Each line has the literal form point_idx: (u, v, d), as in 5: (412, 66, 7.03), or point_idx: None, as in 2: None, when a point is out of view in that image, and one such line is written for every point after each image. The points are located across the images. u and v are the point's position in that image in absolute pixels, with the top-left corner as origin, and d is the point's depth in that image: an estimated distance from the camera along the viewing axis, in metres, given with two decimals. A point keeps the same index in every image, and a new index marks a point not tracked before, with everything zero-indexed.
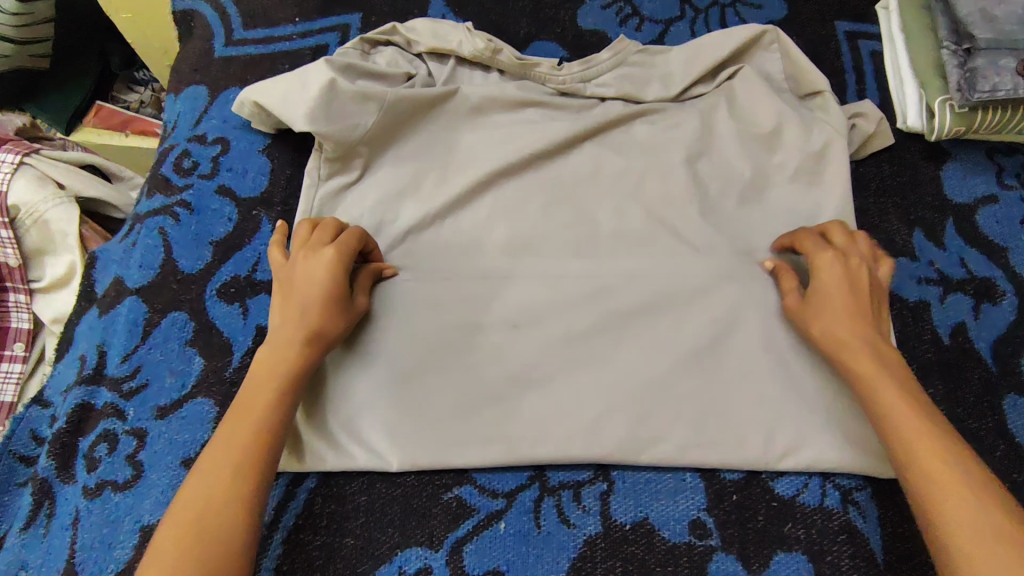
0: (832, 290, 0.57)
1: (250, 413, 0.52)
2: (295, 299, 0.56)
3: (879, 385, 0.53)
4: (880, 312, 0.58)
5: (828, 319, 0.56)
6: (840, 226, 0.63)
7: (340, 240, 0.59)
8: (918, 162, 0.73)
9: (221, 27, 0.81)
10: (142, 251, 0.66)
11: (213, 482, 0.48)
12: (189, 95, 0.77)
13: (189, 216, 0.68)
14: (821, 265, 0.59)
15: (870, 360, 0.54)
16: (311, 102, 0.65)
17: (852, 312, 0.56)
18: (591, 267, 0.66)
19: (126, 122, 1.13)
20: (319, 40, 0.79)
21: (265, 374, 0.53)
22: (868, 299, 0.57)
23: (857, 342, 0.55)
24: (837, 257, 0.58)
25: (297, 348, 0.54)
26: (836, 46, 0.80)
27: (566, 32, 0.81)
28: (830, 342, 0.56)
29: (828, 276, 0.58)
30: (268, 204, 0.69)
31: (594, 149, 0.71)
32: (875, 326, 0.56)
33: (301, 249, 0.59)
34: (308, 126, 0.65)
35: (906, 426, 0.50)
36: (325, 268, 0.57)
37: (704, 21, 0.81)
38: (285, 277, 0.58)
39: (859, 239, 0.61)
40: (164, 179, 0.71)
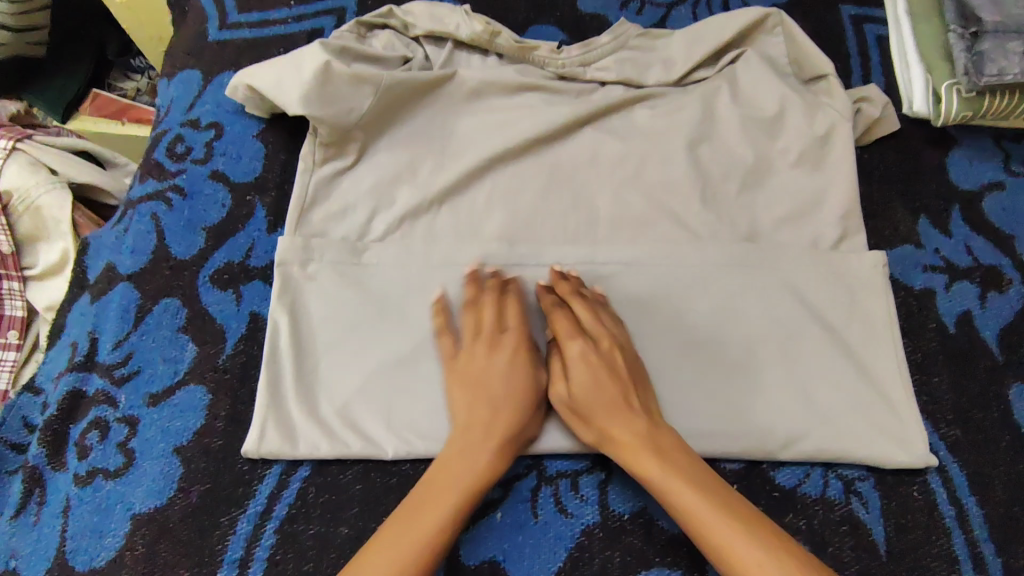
0: (590, 380, 0.55)
1: (422, 522, 0.50)
2: (481, 395, 0.55)
3: (676, 489, 0.50)
4: (645, 390, 0.56)
5: (596, 416, 0.54)
6: (569, 282, 0.61)
7: (522, 336, 0.57)
8: (923, 148, 0.72)
9: (215, 10, 0.79)
10: (134, 237, 0.66)
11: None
12: (182, 79, 0.76)
13: (182, 201, 0.67)
14: (570, 357, 0.56)
15: (647, 455, 0.52)
16: (307, 85, 0.64)
17: (617, 407, 0.54)
18: (590, 252, 0.65)
19: (123, 110, 1.12)
20: (315, 24, 0.78)
21: (452, 474, 0.52)
22: (626, 385, 0.55)
23: (630, 435, 0.53)
24: (583, 345, 0.56)
25: (489, 453, 0.53)
26: (841, 30, 0.78)
27: (566, 16, 0.79)
28: (604, 439, 0.54)
29: (574, 370, 0.56)
30: (262, 189, 0.68)
31: (593, 135, 0.70)
32: (645, 413, 0.54)
33: (474, 340, 0.57)
34: (302, 109, 0.64)
35: (705, 523, 0.49)
36: (514, 368, 0.56)
37: (706, 4, 0.80)
38: (466, 366, 0.56)
39: (602, 311, 0.59)
40: (157, 164, 0.70)
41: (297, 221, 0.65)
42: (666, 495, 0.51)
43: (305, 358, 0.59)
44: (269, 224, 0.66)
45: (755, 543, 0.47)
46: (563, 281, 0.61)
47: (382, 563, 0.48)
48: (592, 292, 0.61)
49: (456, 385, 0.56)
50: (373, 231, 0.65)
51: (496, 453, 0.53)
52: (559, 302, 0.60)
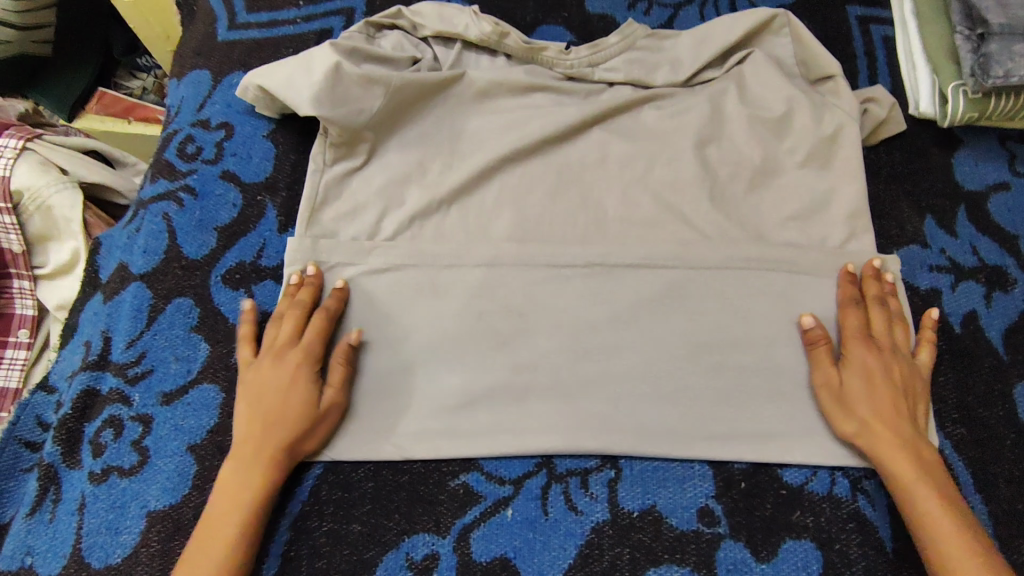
0: (865, 379, 0.57)
1: (207, 548, 0.51)
2: (260, 409, 0.55)
3: (918, 491, 0.53)
4: (915, 401, 0.58)
5: (861, 410, 0.56)
6: (879, 284, 0.63)
7: (307, 345, 0.58)
8: (929, 148, 0.72)
9: (224, 11, 0.80)
10: (146, 236, 0.66)
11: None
12: (191, 79, 0.76)
13: (193, 201, 0.68)
14: (852, 356, 0.59)
15: (904, 457, 0.54)
16: (319, 85, 0.65)
17: (887, 409, 0.56)
18: (600, 251, 0.65)
19: (129, 108, 1.13)
20: (324, 24, 0.78)
21: (234, 489, 0.53)
22: (902, 393, 0.57)
23: (888, 433, 0.55)
24: (870, 347, 0.59)
25: (262, 469, 0.53)
26: (847, 30, 0.79)
27: (573, 16, 0.79)
28: (863, 430, 0.56)
29: (857, 367, 0.58)
30: (273, 189, 0.69)
31: (602, 135, 0.70)
32: (910, 423, 0.56)
33: (266, 353, 0.58)
34: (313, 110, 0.65)
35: (945, 536, 0.51)
36: (292, 378, 0.56)
37: (713, 5, 0.80)
38: (253, 380, 0.57)
39: (897, 324, 0.61)
40: (168, 164, 0.70)
41: (307, 221, 0.66)
42: (909, 497, 0.53)
43: None
44: (279, 224, 0.67)
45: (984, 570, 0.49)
46: (873, 281, 0.63)
47: None
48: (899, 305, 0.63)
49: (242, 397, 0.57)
50: (384, 231, 0.66)
51: (274, 463, 0.54)
52: (868, 301, 0.62)
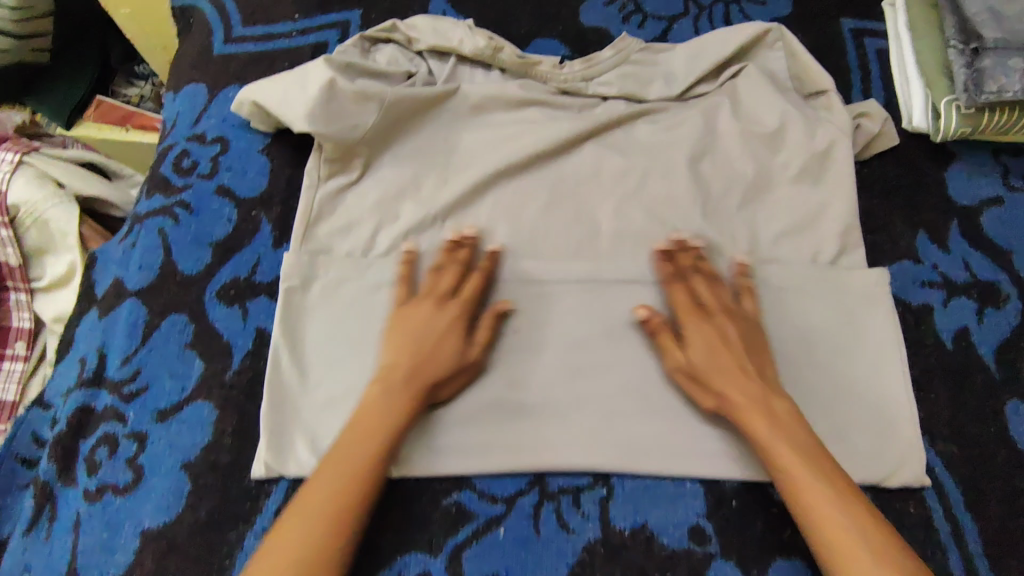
0: (712, 352, 0.58)
1: (350, 461, 0.53)
2: (412, 346, 0.58)
3: (775, 448, 0.53)
4: (762, 357, 0.59)
5: (716, 383, 0.57)
6: (691, 253, 0.64)
7: (462, 296, 0.61)
8: (923, 162, 0.72)
9: (220, 24, 0.80)
10: (142, 252, 0.66)
11: (312, 519, 0.50)
12: (187, 92, 0.77)
13: (188, 216, 0.68)
14: (691, 331, 0.60)
15: (761, 420, 0.55)
16: (313, 101, 0.65)
17: (736, 375, 0.57)
18: (593, 267, 0.65)
19: (126, 117, 1.14)
20: (319, 37, 0.79)
21: (376, 415, 0.55)
22: (742, 354, 0.58)
23: (746, 399, 0.56)
24: (703, 320, 0.60)
25: (406, 402, 0.56)
26: (842, 43, 0.79)
27: (568, 29, 0.79)
28: (725, 404, 0.57)
29: (696, 341, 0.59)
30: (268, 204, 0.69)
31: (595, 150, 0.71)
32: (760, 380, 0.57)
33: (425, 296, 0.61)
34: (308, 126, 0.65)
35: (807, 492, 0.51)
36: (448, 324, 0.59)
37: (708, 18, 0.80)
38: (407, 320, 0.60)
39: (715, 283, 0.62)
40: (163, 179, 0.70)
41: (302, 235, 0.66)
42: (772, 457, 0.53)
43: (307, 377, 0.60)
44: (274, 239, 0.67)
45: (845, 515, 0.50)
46: (684, 252, 0.64)
47: (326, 490, 0.51)
48: (713, 267, 0.64)
49: (393, 332, 0.60)
50: (378, 245, 0.66)
51: (416, 401, 0.56)
52: (690, 272, 0.63)
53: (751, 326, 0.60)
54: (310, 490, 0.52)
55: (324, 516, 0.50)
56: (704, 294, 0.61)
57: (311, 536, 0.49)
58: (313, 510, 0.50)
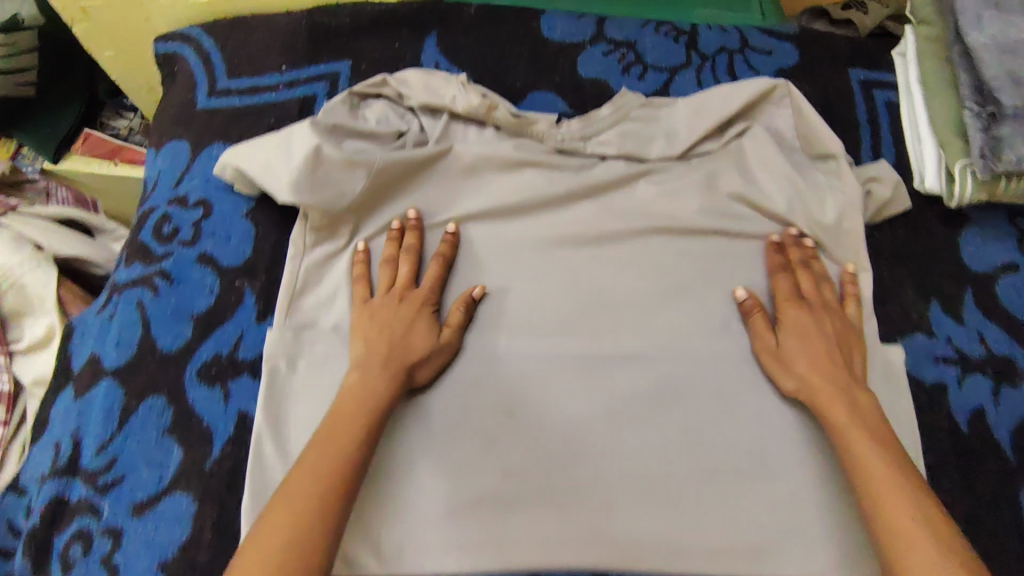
0: (801, 337, 0.60)
1: (334, 438, 0.53)
2: (386, 332, 0.59)
3: (851, 432, 0.54)
4: (853, 357, 0.60)
5: (801, 367, 0.59)
6: (800, 248, 0.65)
7: (422, 287, 0.62)
8: (935, 226, 0.69)
9: (204, 75, 0.77)
10: (120, 327, 0.64)
11: (303, 497, 0.50)
12: (170, 150, 0.74)
13: (169, 287, 0.65)
14: (786, 315, 0.62)
15: (839, 405, 0.56)
16: (297, 170, 0.63)
17: (826, 362, 0.58)
18: (593, 342, 0.63)
19: (115, 150, 1.12)
20: (307, 90, 0.75)
21: (351, 399, 0.55)
22: (834, 345, 0.59)
23: (827, 385, 0.57)
24: (803, 308, 0.62)
25: (386, 383, 0.56)
26: (850, 95, 0.76)
27: (566, 81, 0.76)
28: (804, 386, 0.58)
29: (791, 328, 0.61)
30: (252, 273, 0.66)
31: (594, 212, 0.68)
32: (843, 372, 0.58)
33: (387, 292, 0.62)
34: (291, 197, 0.63)
35: (877, 472, 0.52)
36: (415, 313, 0.61)
37: (711, 70, 0.76)
38: (373, 315, 0.61)
39: (824, 283, 0.63)
40: (143, 246, 0.68)
41: (286, 309, 0.63)
42: (848, 441, 0.54)
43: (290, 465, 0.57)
44: (257, 312, 0.64)
45: (916, 504, 0.49)
46: (795, 245, 0.65)
47: (310, 470, 0.51)
48: (823, 266, 0.65)
49: (356, 329, 0.61)
50: None
51: (394, 381, 0.57)
52: (788, 266, 0.64)
53: (850, 325, 0.62)
54: (297, 467, 0.52)
55: (314, 494, 0.50)
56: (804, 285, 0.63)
57: (300, 510, 0.49)
58: (302, 484, 0.50)
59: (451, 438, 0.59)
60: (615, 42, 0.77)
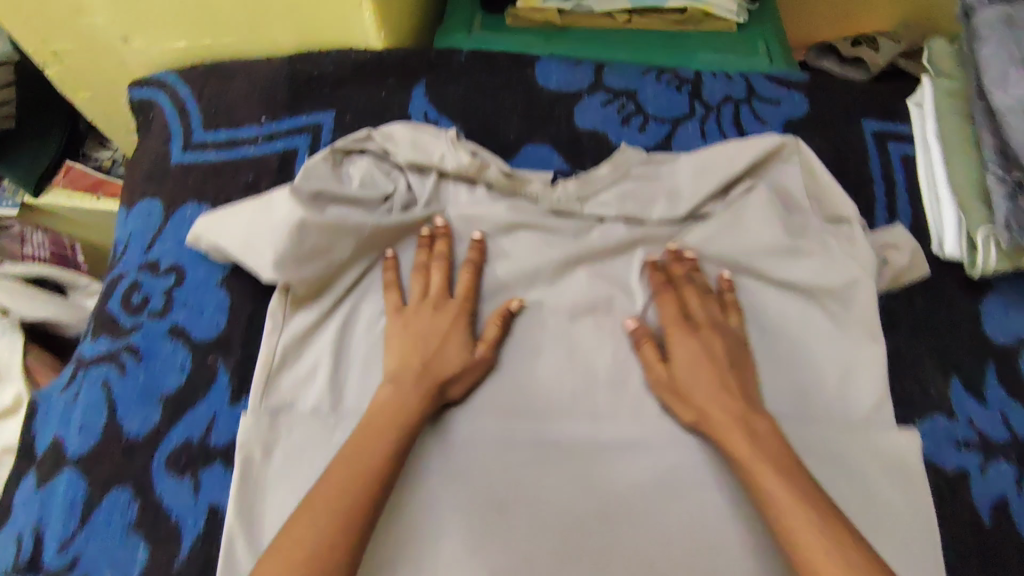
0: (693, 367, 0.57)
1: (363, 454, 0.52)
2: (420, 346, 0.58)
3: (753, 466, 0.52)
4: (744, 375, 0.57)
5: (696, 398, 0.56)
6: (684, 262, 0.62)
7: (458, 298, 0.61)
8: (954, 294, 0.66)
9: (180, 127, 0.73)
10: (85, 411, 0.60)
11: (326, 515, 0.48)
12: (142, 209, 0.70)
13: (136, 365, 0.62)
14: (676, 343, 0.59)
15: (739, 436, 0.53)
16: (281, 247, 0.59)
17: (717, 390, 0.56)
18: (590, 424, 0.59)
19: (99, 184, 1.07)
20: (288, 144, 0.71)
21: (385, 416, 0.54)
22: (725, 371, 0.57)
23: (724, 416, 0.55)
24: (687, 332, 0.59)
25: (418, 399, 0.55)
26: (863, 148, 0.71)
27: (562, 132, 0.72)
28: (701, 416, 0.56)
29: (679, 356, 0.58)
30: (226, 347, 0.62)
31: (589, 278, 0.64)
32: (740, 398, 0.56)
33: (421, 301, 0.61)
34: (274, 274, 0.59)
35: (783, 508, 0.49)
36: (451, 325, 0.59)
37: (715, 120, 0.72)
38: (408, 327, 0.59)
39: (713, 301, 0.61)
40: (111, 319, 0.64)
41: (263, 389, 0.59)
42: (755, 477, 0.51)
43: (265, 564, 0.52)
44: (232, 392, 0.60)
45: (824, 534, 0.47)
46: (676, 262, 0.62)
47: (338, 485, 0.50)
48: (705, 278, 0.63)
49: (390, 341, 0.59)
50: (347, 397, 0.59)
51: (429, 396, 0.56)
52: (679, 281, 0.61)
53: (735, 340, 0.59)
54: (325, 480, 0.51)
55: (340, 512, 0.49)
56: (687, 305, 0.60)
57: (323, 528, 0.48)
58: (328, 499, 0.49)
59: (480, 456, 0.57)
60: (614, 91, 0.73)
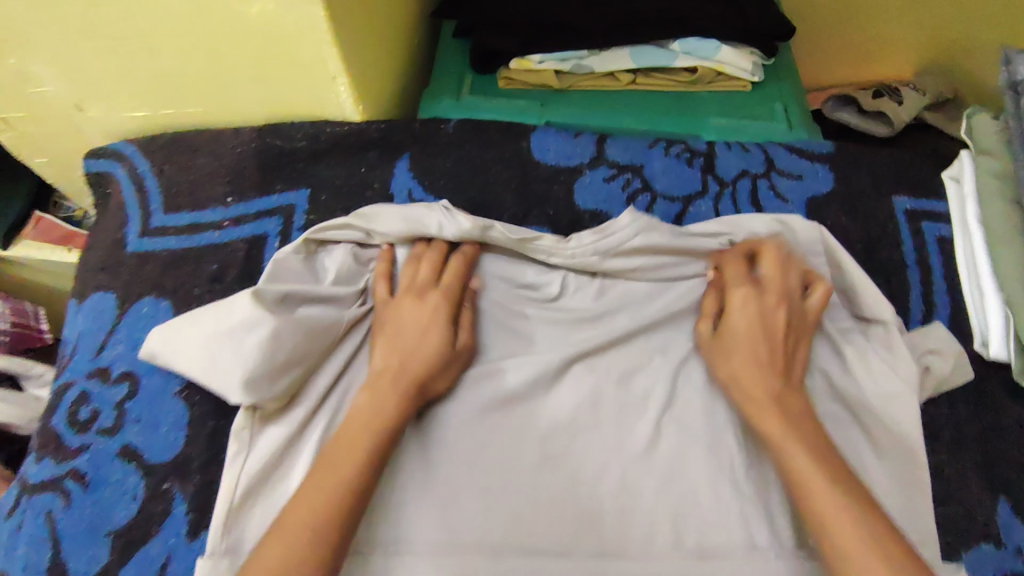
0: (744, 334, 0.54)
1: (336, 464, 0.46)
2: (400, 340, 0.53)
3: (788, 445, 0.48)
4: (795, 351, 0.54)
5: (736, 365, 0.53)
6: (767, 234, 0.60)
7: (444, 280, 0.57)
8: (1001, 399, 0.59)
9: (137, 210, 0.66)
10: (27, 547, 0.54)
11: (313, 499, 0.44)
12: (92, 305, 0.63)
13: (83, 493, 0.55)
14: (732, 305, 0.56)
15: (774, 416, 0.50)
16: (251, 362, 0.49)
17: (763, 358, 0.53)
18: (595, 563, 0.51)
19: (71, 235, 0.94)
20: (255, 228, 0.64)
21: (367, 415, 0.49)
22: (778, 342, 0.53)
23: (763, 394, 0.51)
24: (749, 295, 0.55)
25: (397, 402, 0.50)
26: (895, 229, 0.64)
27: (560, 214, 0.65)
28: (739, 389, 0.52)
29: (735, 320, 0.55)
30: (184, 471, 0.55)
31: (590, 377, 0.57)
32: (782, 376, 0.52)
33: (406, 291, 0.56)
34: (244, 397, 0.49)
35: (816, 489, 0.45)
36: (430, 314, 0.54)
37: (731, 198, 0.65)
38: (390, 320, 0.55)
39: (794, 268, 0.57)
40: (57, 436, 0.58)
41: (222, 528, 0.51)
42: (784, 453, 0.48)
43: None
44: (189, 527, 0.54)
45: (861, 525, 0.43)
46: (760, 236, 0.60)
47: (320, 475, 0.46)
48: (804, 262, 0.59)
49: (376, 332, 0.55)
50: None
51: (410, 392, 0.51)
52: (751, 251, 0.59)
53: (801, 311, 0.56)
54: (305, 488, 0.45)
55: (328, 502, 0.44)
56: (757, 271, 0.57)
57: (308, 525, 0.43)
58: (303, 508, 0.44)
59: (473, 462, 0.53)
60: (618, 165, 0.66)
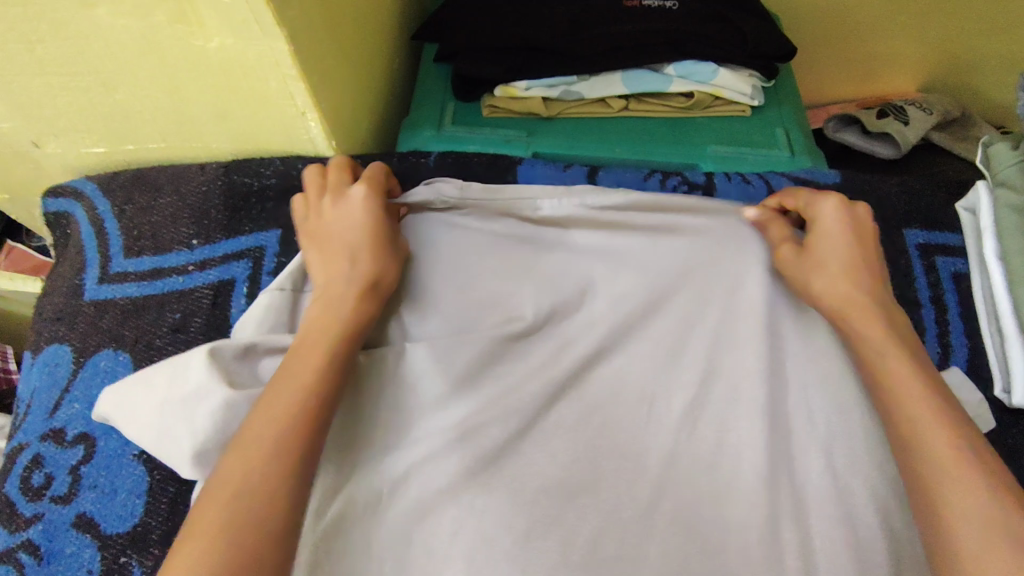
0: (835, 244, 0.49)
1: (294, 371, 0.42)
2: (337, 242, 0.48)
3: (888, 354, 0.44)
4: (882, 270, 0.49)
5: (832, 267, 0.48)
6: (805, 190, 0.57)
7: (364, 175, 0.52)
8: None
9: (97, 255, 0.62)
10: None
11: (292, 390, 0.40)
12: (47, 359, 0.59)
13: (36, 567, 0.51)
14: (819, 218, 0.51)
15: (877, 322, 0.46)
16: (202, 434, 0.44)
17: (864, 270, 0.48)
18: None
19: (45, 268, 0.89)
20: (222, 273, 0.60)
21: (320, 323, 0.45)
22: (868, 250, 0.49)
23: (866, 302, 0.46)
24: (839, 208, 0.51)
25: (355, 303, 0.46)
26: (906, 265, 0.61)
27: None
28: (829, 301, 0.47)
29: (824, 229, 0.50)
30: (143, 543, 0.51)
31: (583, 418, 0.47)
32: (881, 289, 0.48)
33: (322, 194, 0.51)
34: (198, 466, 0.45)
35: (913, 402, 0.41)
36: (362, 207, 0.50)
37: None
38: (315, 226, 0.50)
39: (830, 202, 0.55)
40: (9, 504, 0.54)
41: None
42: (880, 359, 0.44)
43: None
44: None
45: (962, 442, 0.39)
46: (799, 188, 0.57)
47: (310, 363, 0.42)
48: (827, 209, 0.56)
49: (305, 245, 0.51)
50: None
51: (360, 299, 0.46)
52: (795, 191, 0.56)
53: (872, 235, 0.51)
54: (254, 416, 0.39)
55: (307, 388, 0.41)
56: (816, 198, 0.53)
57: (296, 427, 0.39)
58: (255, 444, 0.38)
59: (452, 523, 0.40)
60: None
